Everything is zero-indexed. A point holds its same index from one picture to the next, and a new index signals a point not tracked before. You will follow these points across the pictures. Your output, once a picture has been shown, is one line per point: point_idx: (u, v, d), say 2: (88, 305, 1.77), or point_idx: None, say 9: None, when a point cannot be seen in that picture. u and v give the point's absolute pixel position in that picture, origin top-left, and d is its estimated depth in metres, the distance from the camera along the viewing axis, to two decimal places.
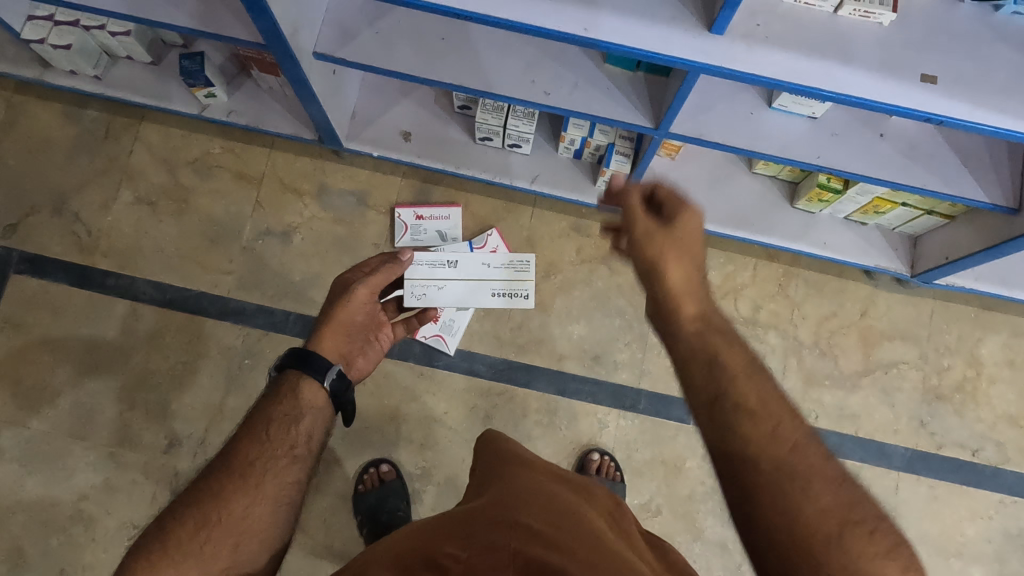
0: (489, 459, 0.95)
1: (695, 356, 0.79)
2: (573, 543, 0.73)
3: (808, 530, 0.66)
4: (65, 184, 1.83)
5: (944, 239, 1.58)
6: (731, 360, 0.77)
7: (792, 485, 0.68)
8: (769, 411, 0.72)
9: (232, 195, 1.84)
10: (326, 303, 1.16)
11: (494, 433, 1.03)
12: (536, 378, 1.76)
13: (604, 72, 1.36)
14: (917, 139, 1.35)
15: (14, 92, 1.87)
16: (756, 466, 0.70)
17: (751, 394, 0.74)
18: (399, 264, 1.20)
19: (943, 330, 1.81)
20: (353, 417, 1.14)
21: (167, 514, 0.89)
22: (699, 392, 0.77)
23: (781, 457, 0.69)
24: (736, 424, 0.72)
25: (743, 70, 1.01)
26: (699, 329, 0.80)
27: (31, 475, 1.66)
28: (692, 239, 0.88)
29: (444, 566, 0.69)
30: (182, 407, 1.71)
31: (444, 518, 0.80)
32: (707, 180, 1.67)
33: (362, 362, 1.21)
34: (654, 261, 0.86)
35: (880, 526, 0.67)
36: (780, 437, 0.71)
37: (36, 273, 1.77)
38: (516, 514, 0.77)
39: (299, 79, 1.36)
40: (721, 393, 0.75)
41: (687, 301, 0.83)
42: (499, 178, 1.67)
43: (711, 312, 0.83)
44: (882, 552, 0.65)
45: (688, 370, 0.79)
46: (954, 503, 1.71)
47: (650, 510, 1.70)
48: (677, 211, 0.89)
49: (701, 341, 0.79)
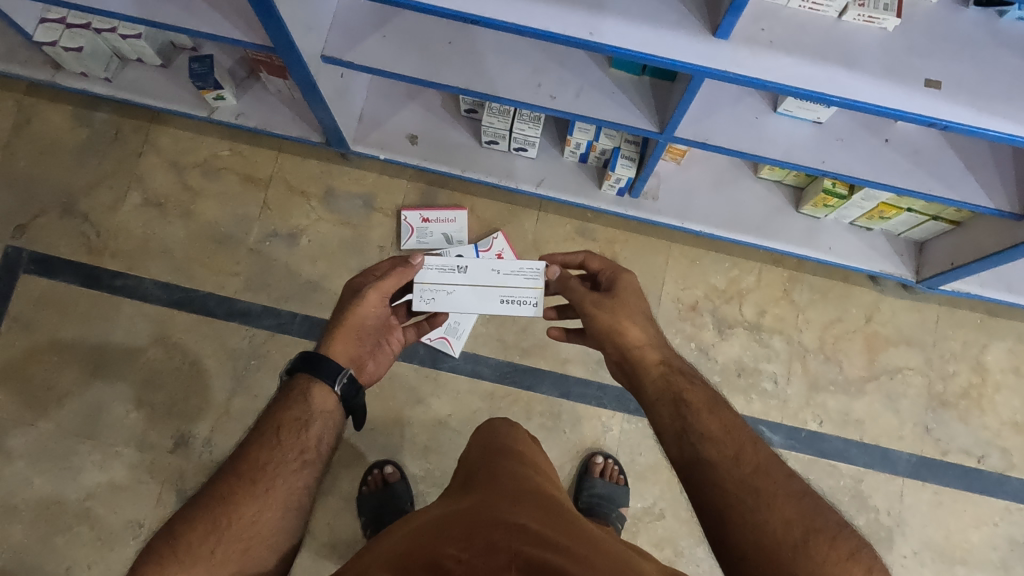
0: (476, 453, 0.99)
1: (661, 398, 0.99)
2: (573, 545, 0.74)
3: (776, 540, 0.78)
4: (75, 185, 1.85)
5: (949, 244, 1.58)
6: (683, 399, 0.99)
7: (757, 502, 0.82)
8: (730, 439, 0.90)
9: (240, 197, 1.85)
10: (338, 308, 1.15)
11: (490, 425, 1.08)
12: (540, 381, 1.77)
13: (610, 76, 1.36)
14: (924, 147, 1.35)
15: (25, 94, 1.89)
16: (724, 487, 0.85)
17: (711, 425, 0.93)
18: (411, 268, 1.17)
19: (948, 336, 1.80)
20: (364, 421, 1.14)
21: (178, 519, 0.89)
22: (669, 438, 0.95)
23: (748, 479, 0.85)
24: (705, 460, 0.89)
25: (747, 74, 1.01)
26: (658, 384, 1.01)
27: (38, 474, 1.67)
28: (634, 304, 1.12)
29: (444, 567, 0.68)
30: (189, 408, 1.72)
31: (441, 519, 0.80)
32: (712, 185, 1.68)
33: (372, 366, 1.20)
34: (614, 339, 1.09)
35: (840, 532, 0.79)
36: (742, 460, 0.87)
37: (46, 273, 1.79)
38: (517, 517, 0.77)
39: (307, 83, 1.37)
40: (687, 428, 0.94)
41: (649, 351, 1.06)
42: (505, 183, 1.68)
43: (676, 386, 1.00)
44: (844, 556, 0.77)
45: (658, 411, 0.99)
46: (958, 510, 1.70)
47: (654, 514, 1.70)
48: (614, 293, 1.14)
49: (666, 382, 1.01)
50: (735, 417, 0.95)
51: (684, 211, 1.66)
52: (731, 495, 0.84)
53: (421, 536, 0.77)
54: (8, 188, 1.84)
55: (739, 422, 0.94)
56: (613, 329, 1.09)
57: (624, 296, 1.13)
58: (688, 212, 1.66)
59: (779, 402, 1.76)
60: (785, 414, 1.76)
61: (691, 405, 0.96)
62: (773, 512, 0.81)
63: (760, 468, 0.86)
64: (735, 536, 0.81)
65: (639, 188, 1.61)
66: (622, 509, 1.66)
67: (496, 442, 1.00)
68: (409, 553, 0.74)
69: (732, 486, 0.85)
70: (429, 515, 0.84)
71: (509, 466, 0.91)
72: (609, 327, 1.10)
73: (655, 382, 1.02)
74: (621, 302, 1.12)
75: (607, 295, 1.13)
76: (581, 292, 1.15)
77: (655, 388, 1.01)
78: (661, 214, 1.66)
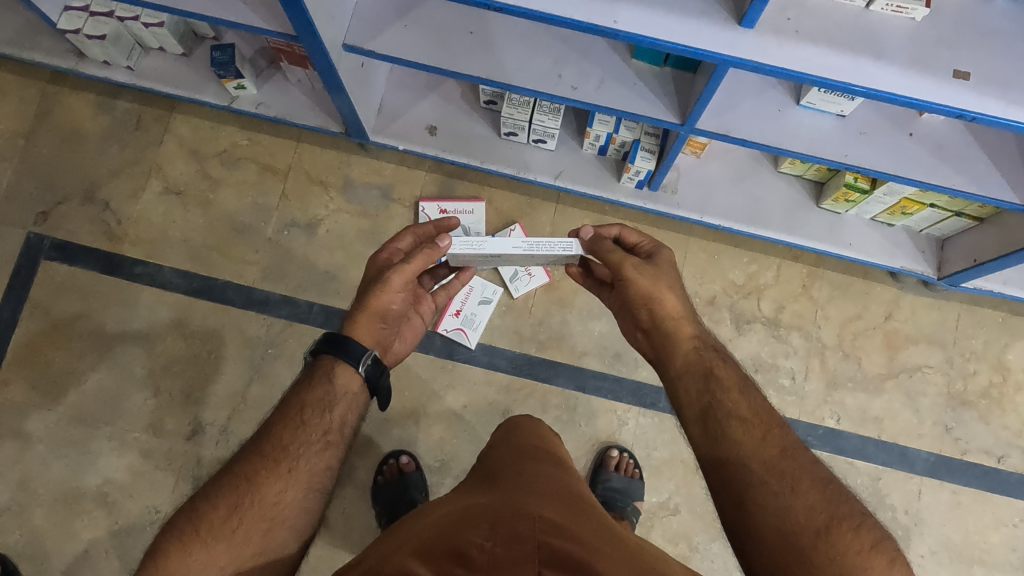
0: (503, 447, 0.98)
1: (690, 371, 1.01)
2: (596, 541, 0.74)
3: (799, 525, 0.79)
4: (96, 173, 1.86)
5: (972, 241, 1.56)
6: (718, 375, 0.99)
7: (782, 484, 0.83)
8: (758, 421, 0.91)
9: (259, 186, 1.86)
10: (362, 291, 1.16)
11: (517, 419, 1.08)
12: (556, 373, 1.76)
13: (632, 67, 1.36)
14: (950, 140, 1.33)
15: (49, 82, 1.90)
16: (750, 467, 0.86)
17: (740, 404, 0.94)
18: (437, 251, 1.16)
19: (969, 335, 1.78)
20: (389, 399, 1.14)
21: (201, 496, 0.90)
22: (698, 415, 0.96)
23: (775, 462, 0.86)
24: (734, 439, 0.90)
25: (772, 63, 1.00)
26: (690, 358, 1.03)
27: (57, 458, 1.69)
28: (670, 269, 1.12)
29: (468, 556, 0.68)
30: (206, 395, 1.73)
31: (467, 507, 0.80)
32: (732, 179, 1.67)
33: (398, 344, 1.21)
34: (647, 311, 1.09)
35: (864, 521, 0.80)
36: (768, 442, 0.88)
37: (67, 259, 1.81)
38: (541, 510, 0.77)
39: (328, 72, 1.37)
40: (713, 405, 0.95)
41: (685, 324, 1.07)
42: (522, 175, 1.68)
43: (704, 366, 1.01)
44: (867, 545, 0.78)
45: (684, 383, 1.00)
46: (977, 510, 1.69)
47: (668, 508, 1.69)
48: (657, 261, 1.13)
49: (697, 355, 1.03)
50: (763, 400, 0.95)
51: (704, 204, 1.65)
52: (757, 476, 0.85)
53: (448, 522, 0.77)
54: (30, 175, 1.86)
55: (766, 406, 0.94)
56: (651, 297, 1.08)
57: (662, 266, 1.13)
58: (707, 206, 1.65)
59: (796, 399, 1.75)
60: (803, 411, 1.74)
61: (720, 382, 0.98)
62: (798, 497, 0.82)
63: (787, 451, 0.87)
64: (756, 518, 0.82)
65: (658, 181, 1.60)
66: (637, 503, 1.65)
67: (521, 440, 0.99)
68: (435, 538, 0.73)
69: (757, 467, 0.86)
70: (455, 503, 0.84)
71: (531, 464, 0.91)
72: (647, 294, 1.09)
73: (687, 355, 1.03)
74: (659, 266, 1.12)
75: (648, 262, 1.12)
76: (624, 254, 1.11)
77: (686, 361, 1.02)
78: (680, 207, 1.66)
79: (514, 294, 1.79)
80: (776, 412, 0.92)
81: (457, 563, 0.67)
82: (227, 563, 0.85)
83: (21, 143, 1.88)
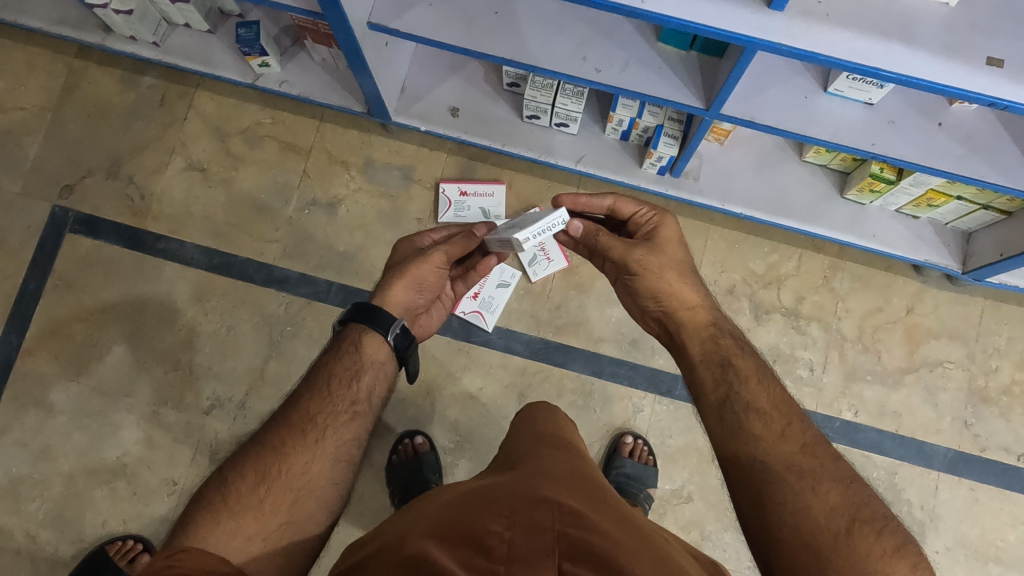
0: (521, 434, 0.98)
1: (707, 361, 1.00)
2: (615, 531, 0.73)
3: (818, 527, 0.79)
4: (121, 148, 1.88)
5: (998, 235, 1.54)
6: (740, 365, 0.99)
7: (802, 483, 0.83)
8: (778, 414, 0.91)
9: (281, 165, 1.87)
10: (397, 262, 1.18)
11: (535, 404, 1.08)
12: (572, 359, 1.76)
13: (658, 51, 1.34)
14: (979, 131, 1.30)
15: (76, 57, 1.92)
16: (769, 464, 0.86)
17: (759, 396, 0.94)
18: (474, 239, 1.18)
19: (992, 331, 1.76)
20: (416, 372, 1.17)
21: (229, 467, 0.91)
22: (715, 405, 0.95)
23: (795, 458, 0.86)
24: (754, 431, 0.90)
25: (801, 47, 0.99)
26: (705, 347, 1.02)
27: (78, 429, 1.71)
28: (675, 245, 1.13)
29: (487, 546, 0.65)
30: (225, 370, 1.75)
31: (481, 492, 0.80)
32: (756, 166, 1.65)
33: (423, 319, 1.22)
34: (663, 303, 1.08)
35: (887, 524, 0.80)
36: (788, 437, 0.88)
37: (90, 233, 1.83)
38: (561, 498, 0.76)
39: (351, 49, 1.37)
40: (731, 396, 0.95)
41: (699, 313, 1.07)
42: (544, 158, 1.67)
43: (718, 358, 1.00)
44: (889, 550, 0.77)
45: (701, 372, 1.00)
46: (994, 508, 1.67)
47: (682, 496, 1.69)
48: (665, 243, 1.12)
49: (713, 345, 1.02)
50: (781, 391, 0.95)
51: (727, 190, 1.64)
52: (776, 474, 0.85)
53: (464, 508, 0.76)
54: (56, 149, 1.88)
55: (785, 397, 0.94)
56: (660, 291, 1.08)
57: (667, 248, 1.11)
58: (730, 192, 1.64)
59: (814, 390, 1.74)
60: (820, 403, 1.73)
61: (738, 372, 0.97)
62: (819, 497, 0.81)
63: (808, 448, 0.87)
64: (775, 516, 0.81)
65: (681, 168, 1.59)
66: (650, 490, 1.66)
67: (537, 427, 0.99)
68: (453, 523, 0.73)
69: (775, 461, 0.86)
70: (470, 487, 0.85)
71: (546, 451, 0.90)
72: (657, 282, 1.08)
73: (703, 343, 1.03)
74: (664, 247, 1.11)
75: (652, 248, 1.11)
76: (625, 247, 1.11)
77: (703, 349, 1.02)
78: (702, 195, 1.64)
79: (532, 278, 1.79)
80: (796, 405, 0.93)
81: (475, 552, 0.65)
82: (256, 532, 0.85)
83: (48, 117, 1.89)
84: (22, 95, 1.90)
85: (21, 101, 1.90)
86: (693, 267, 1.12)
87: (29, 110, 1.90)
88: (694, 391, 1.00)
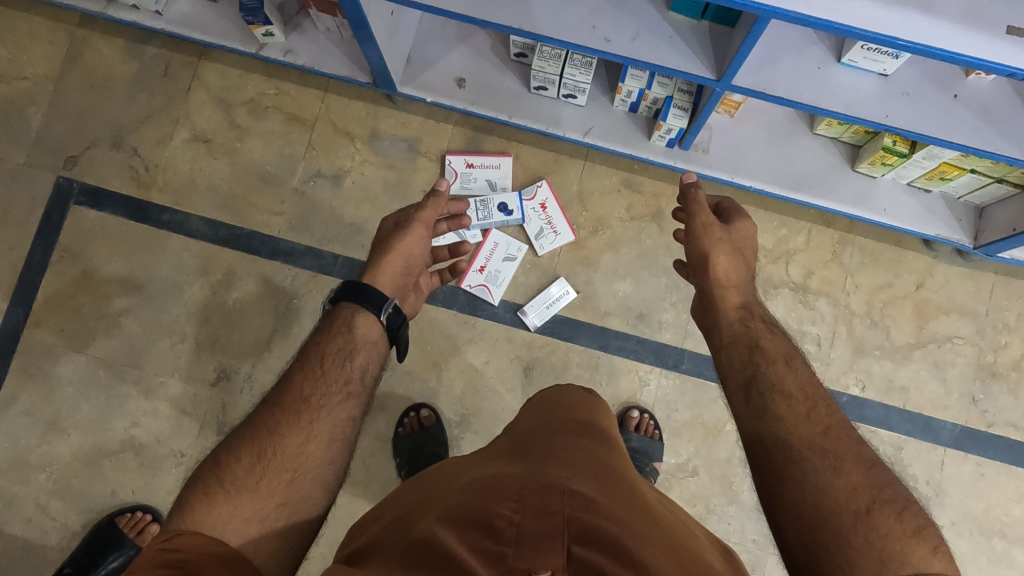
0: (535, 420, 0.97)
1: (736, 341, 1.03)
2: (626, 517, 0.72)
3: (840, 506, 0.78)
4: (125, 119, 1.86)
5: (1011, 211, 1.51)
6: (774, 348, 1.00)
7: (824, 463, 0.82)
8: (805, 396, 0.92)
9: (285, 136, 1.85)
10: (381, 240, 1.19)
11: (549, 389, 1.08)
12: (579, 333, 1.75)
13: (668, 20, 1.32)
14: (997, 103, 1.27)
15: (78, 25, 1.90)
16: (792, 445, 0.86)
17: (786, 378, 0.95)
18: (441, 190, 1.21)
19: (1002, 307, 1.75)
20: (407, 351, 1.17)
21: (223, 450, 0.91)
22: (744, 391, 0.96)
23: (818, 440, 0.85)
24: (778, 415, 0.90)
25: (817, 15, 0.97)
26: (742, 326, 1.05)
27: (86, 400, 1.72)
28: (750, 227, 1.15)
29: (496, 529, 0.65)
30: (231, 342, 1.75)
31: (493, 477, 0.79)
32: (764, 139, 1.63)
33: (414, 299, 1.24)
34: (709, 280, 1.11)
35: (908, 506, 0.78)
36: (813, 419, 0.88)
37: (95, 205, 1.82)
38: (573, 484, 0.75)
39: (357, 17, 1.34)
40: (757, 377, 0.96)
41: (731, 293, 1.09)
42: (552, 130, 1.65)
43: (749, 344, 1.02)
44: (909, 532, 0.75)
45: (729, 352, 1.02)
46: (1001, 483, 1.67)
47: (687, 470, 1.70)
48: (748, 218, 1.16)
49: (742, 327, 1.05)
50: (810, 373, 0.96)
51: (735, 164, 1.62)
52: (798, 454, 0.85)
53: (476, 491, 0.76)
54: (60, 119, 1.87)
55: (814, 380, 0.95)
56: (706, 259, 1.10)
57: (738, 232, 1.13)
58: (739, 166, 1.61)
59: (822, 365, 1.73)
60: (827, 377, 1.73)
61: (766, 354, 0.99)
62: (841, 476, 0.81)
63: (831, 430, 0.87)
64: (794, 494, 0.81)
65: (690, 140, 1.57)
66: (656, 463, 1.66)
67: (554, 411, 0.98)
68: (464, 506, 0.72)
69: (800, 446, 0.85)
70: (482, 471, 0.84)
71: (562, 436, 0.89)
72: (705, 253, 1.11)
73: (732, 326, 1.05)
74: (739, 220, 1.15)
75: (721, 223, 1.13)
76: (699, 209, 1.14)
77: (732, 332, 1.05)
78: (711, 167, 1.62)
79: (538, 252, 1.77)
80: (823, 388, 0.93)
81: (484, 535, 0.64)
82: (252, 514, 0.85)
83: (51, 87, 1.88)
84: (25, 64, 1.88)
85: (24, 71, 1.88)
86: (751, 255, 1.14)
87: (31, 80, 1.88)
88: (725, 375, 1.02)
